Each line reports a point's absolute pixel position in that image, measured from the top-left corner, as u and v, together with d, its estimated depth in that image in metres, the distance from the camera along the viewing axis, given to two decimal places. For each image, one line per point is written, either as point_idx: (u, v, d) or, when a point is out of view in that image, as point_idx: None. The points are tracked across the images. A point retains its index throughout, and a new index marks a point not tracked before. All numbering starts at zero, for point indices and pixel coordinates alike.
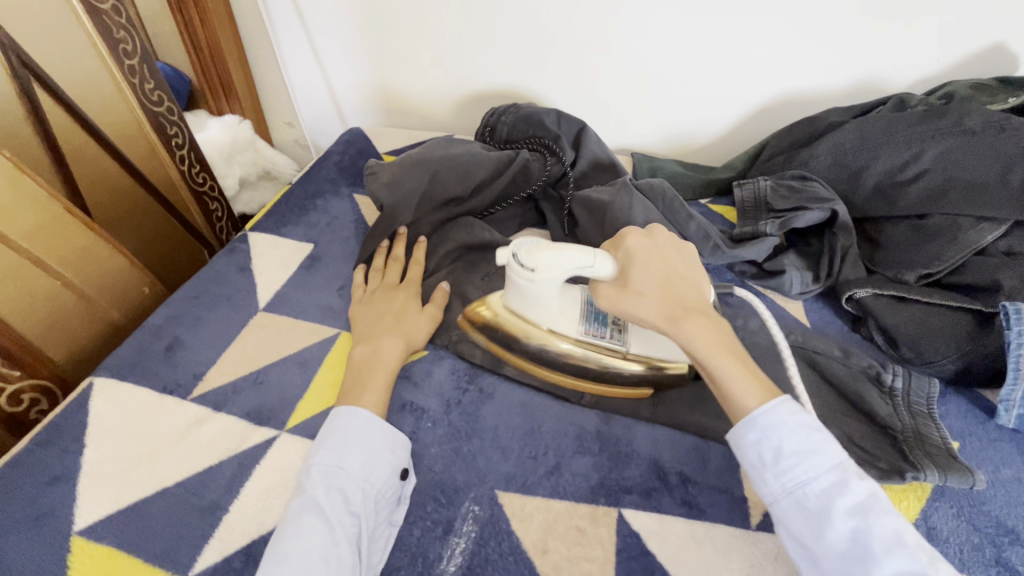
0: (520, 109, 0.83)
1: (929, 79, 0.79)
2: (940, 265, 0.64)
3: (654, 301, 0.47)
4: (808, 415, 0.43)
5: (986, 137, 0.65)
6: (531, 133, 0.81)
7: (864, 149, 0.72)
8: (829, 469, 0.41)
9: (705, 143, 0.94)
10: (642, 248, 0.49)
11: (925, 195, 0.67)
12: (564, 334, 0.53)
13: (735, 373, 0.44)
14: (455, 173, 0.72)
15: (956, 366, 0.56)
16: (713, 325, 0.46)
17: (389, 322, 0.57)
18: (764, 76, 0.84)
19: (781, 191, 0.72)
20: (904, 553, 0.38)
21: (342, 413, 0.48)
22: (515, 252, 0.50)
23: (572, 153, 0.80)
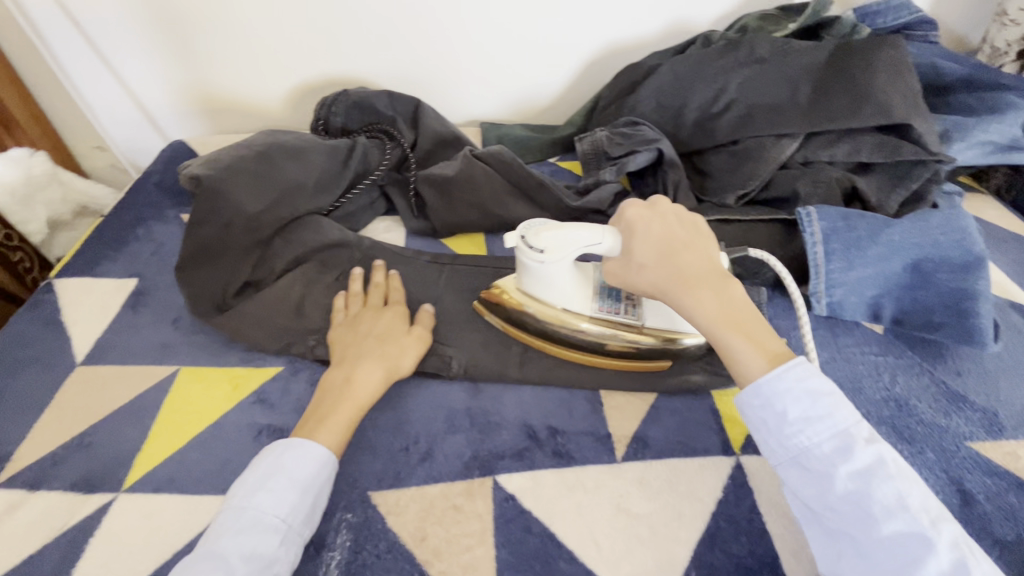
0: (350, 94, 0.79)
1: (727, 16, 0.86)
2: (751, 183, 0.69)
3: (652, 272, 0.45)
4: (812, 373, 0.40)
5: (775, 62, 0.73)
6: (367, 119, 0.78)
7: (680, 89, 0.77)
8: (832, 434, 0.38)
9: (547, 105, 0.96)
10: (641, 217, 0.47)
11: (739, 121, 0.73)
12: (579, 312, 0.51)
13: (742, 344, 0.42)
14: (287, 163, 0.64)
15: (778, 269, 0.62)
16: (721, 296, 0.44)
17: (363, 346, 0.52)
18: (586, 30, 0.87)
19: (616, 139, 0.77)
20: (906, 518, 0.36)
21: (280, 448, 0.43)
22: (523, 235, 0.49)
23: (411, 133, 0.78)
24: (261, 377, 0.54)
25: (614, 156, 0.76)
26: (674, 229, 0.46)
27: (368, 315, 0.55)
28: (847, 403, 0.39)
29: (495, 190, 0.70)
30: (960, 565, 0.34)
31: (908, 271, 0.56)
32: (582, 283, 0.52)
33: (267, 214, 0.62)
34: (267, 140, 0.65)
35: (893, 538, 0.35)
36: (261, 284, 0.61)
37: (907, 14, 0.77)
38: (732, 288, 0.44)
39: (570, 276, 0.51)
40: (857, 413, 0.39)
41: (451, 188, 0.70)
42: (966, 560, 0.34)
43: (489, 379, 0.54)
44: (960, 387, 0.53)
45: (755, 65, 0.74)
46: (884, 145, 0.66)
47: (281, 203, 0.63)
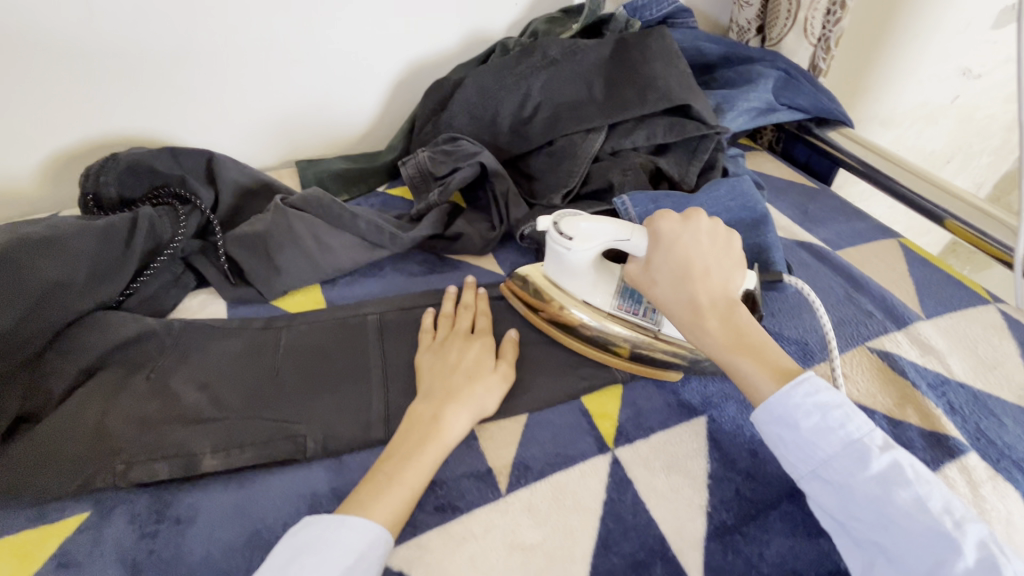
0: (118, 157, 0.66)
1: (518, 21, 0.90)
2: (573, 180, 0.72)
3: (665, 290, 0.48)
4: (821, 387, 0.41)
5: (566, 62, 0.77)
6: (149, 184, 0.67)
7: (488, 99, 0.78)
8: (845, 445, 0.40)
9: (365, 130, 0.91)
10: (672, 232, 0.48)
11: (549, 122, 0.76)
12: (598, 307, 0.55)
13: (749, 367, 0.43)
14: (44, 259, 0.52)
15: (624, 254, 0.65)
16: (729, 318, 0.45)
17: (434, 381, 0.51)
18: (385, 51, 0.84)
19: (438, 158, 0.75)
20: (927, 520, 0.37)
21: (351, 525, 0.39)
22: (557, 220, 0.53)
23: (209, 189, 0.69)
24: (62, 534, 0.44)
25: (441, 176, 0.74)
26: (701, 246, 0.48)
27: (458, 340, 0.55)
28: (859, 413, 0.41)
29: (321, 239, 0.64)
30: (987, 563, 0.35)
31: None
32: (610, 277, 0.55)
33: (24, 326, 0.50)
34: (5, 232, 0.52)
35: (921, 536, 0.36)
36: (40, 416, 0.50)
37: (667, 5, 0.85)
38: (740, 313, 0.45)
39: (593, 266, 0.54)
40: (869, 421, 0.40)
41: (269, 246, 0.63)
42: (994, 558, 0.35)
43: (351, 448, 0.49)
44: (776, 326, 0.60)
45: (551, 66, 0.77)
46: (674, 125, 0.73)
47: (47, 306, 0.51)
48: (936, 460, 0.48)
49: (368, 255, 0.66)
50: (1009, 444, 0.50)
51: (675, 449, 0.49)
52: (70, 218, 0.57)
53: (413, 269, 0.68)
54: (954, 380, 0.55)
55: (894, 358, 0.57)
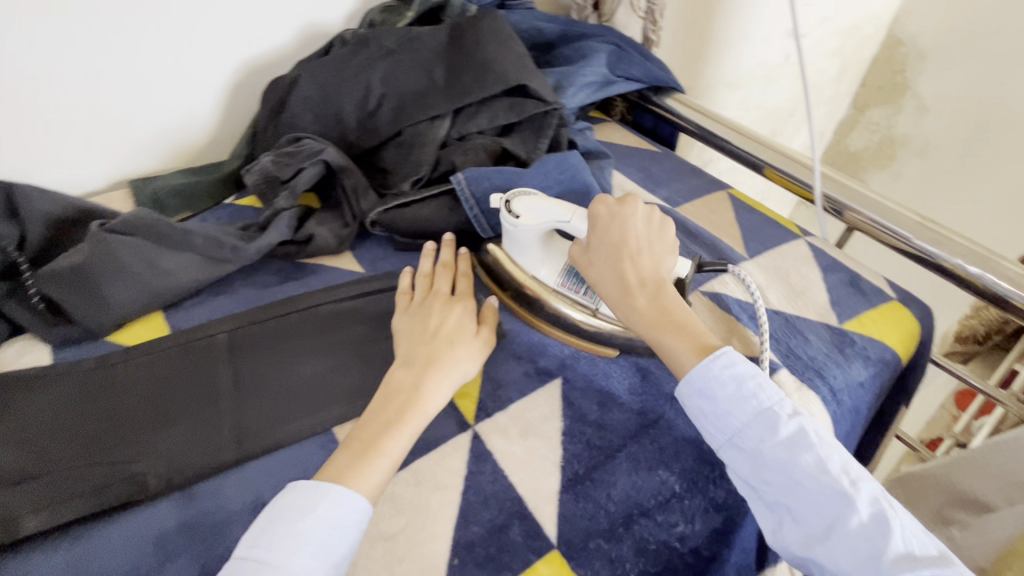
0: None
1: (355, 13, 0.88)
2: (422, 168, 0.71)
3: (600, 270, 0.53)
4: (738, 360, 0.46)
5: (404, 52, 0.78)
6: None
7: (328, 96, 0.77)
8: (759, 413, 0.45)
9: (208, 139, 0.86)
10: (605, 212, 0.54)
11: (393, 114, 0.75)
12: (546, 283, 0.59)
13: (674, 344, 0.48)
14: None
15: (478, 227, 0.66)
16: (656, 298, 0.50)
17: (420, 348, 0.53)
18: (212, 53, 0.79)
19: (281, 160, 0.72)
20: (829, 480, 0.42)
21: (330, 495, 0.41)
22: (506, 197, 0.58)
23: (12, 226, 0.62)
24: None
25: (286, 178, 0.71)
26: (639, 231, 0.53)
27: (438, 303, 0.57)
28: (769, 383, 0.46)
29: (152, 263, 0.60)
30: (878, 518, 0.40)
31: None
32: (553, 259, 0.59)
33: None
34: None
35: (822, 495, 0.42)
36: None
37: None
38: (670, 295, 0.51)
39: (539, 244, 0.59)
40: (779, 394, 0.46)
41: (89, 278, 0.57)
42: (884, 511, 0.41)
43: (198, 477, 0.47)
44: None
45: (389, 57, 0.77)
46: (514, 106, 0.75)
47: None
48: None
49: (210, 272, 0.62)
50: (812, 357, 0.58)
51: (530, 414, 0.52)
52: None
53: (266, 279, 0.65)
54: (771, 310, 0.62)
55: (722, 298, 0.63)
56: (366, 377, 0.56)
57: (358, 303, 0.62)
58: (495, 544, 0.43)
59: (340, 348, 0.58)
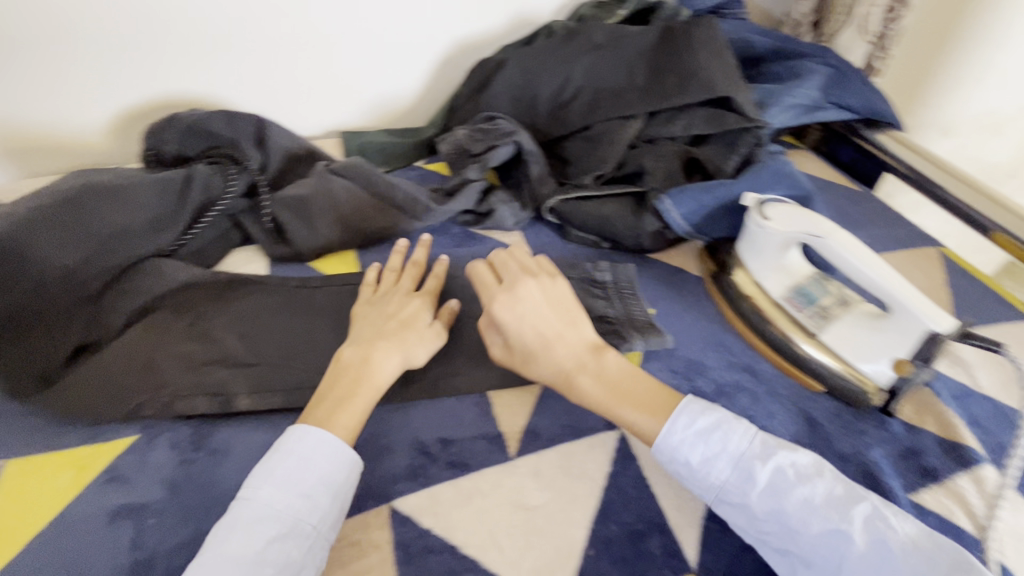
0: (179, 119, 0.71)
1: (566, 6, 0.90)
2: (607, 165, 0.71)
3: (542, 367, 0.50)
4: (698, 415, 0.45)
5: (611, 49, 0.78)
6: (205, 146, 0.71)
7: (529, 81, 0.79)
8: (732, 462, 0.43)
9: (409, 107, 0.94)
10: (503, 297, 0.51)
11: (586, 108, 0.76)
12: (770, 290, 0.58)
13: (631, 413, 0.47)
14: (110, 200, 0.57)
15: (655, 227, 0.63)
16: (599, 373, 0.49)
17: (367, 327, 0.52)
18: (432, 28, 0.86)
19: (475, 136, 0.77)
20: (822, 516, 0.40)
21: (303, 432, 0.44)
22: (762, 199, 0.58)
23: (259, 153, 0.71)
24: (110, 454, 0.48)
25: (476, 153, 0.75)
26: (541, 313, 0.51)
27: (398, 294, 0.56)
28: (735, 432, 0.44)
29: (359, 206, 0.67)
30: (876, 543, 0.39)
31: (733, 215, 0.63)
32: (788, 271, 0.58)
33: (84, 270, 0.54)
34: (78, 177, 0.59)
35: (824, 535, 0.40)
36: (97, 347, 0.54)
37: None
38: (609, 359, 0.50)
39: (778, 251, 0.57)
40: (749, 434, 0.44)
41: (310, 209, 0.66)
42: (884, 535, 0.39)
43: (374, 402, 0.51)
44: None
45: (596, 51, 0.78)
46: (715, 117, 0.72)
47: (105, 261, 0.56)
48: (951, 468, 0.49)
49: (400, 223, 0.68)
50: None
51: None
52: (129, 170, 0.62)
53: (444, 240, 0.70)
54: (979, 394, 0.55)
55: None
56: None
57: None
58: (632, 549, 0.43)
59: None
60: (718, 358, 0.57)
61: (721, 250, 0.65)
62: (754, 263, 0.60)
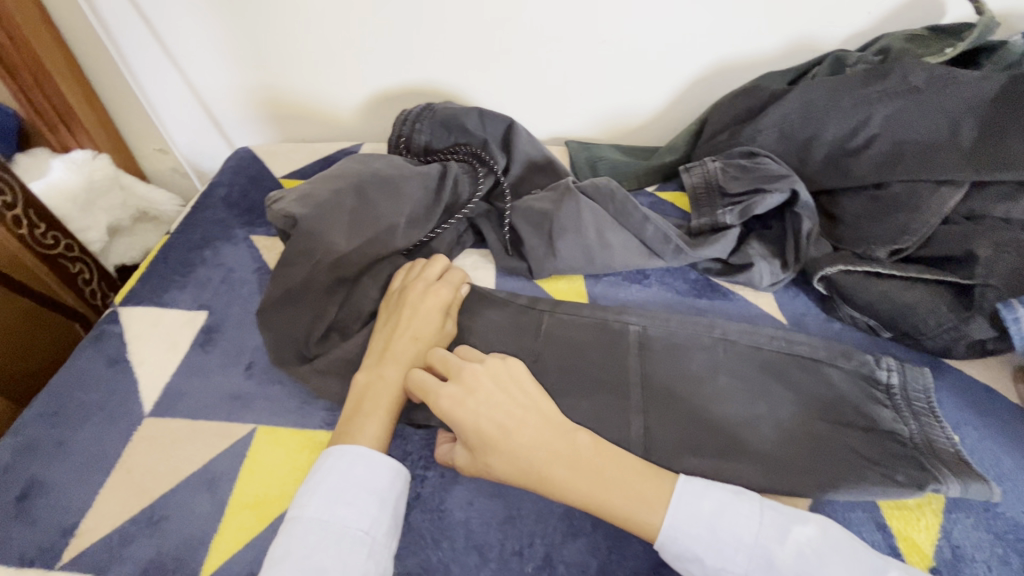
0: (434, 111, 0.71)
1: (860, 34, 0.76)
2: (908, 238, 0.58)
3: (500, 470, 0.41)
4: (695, 500, 0.40)
5: (931, 94, 0.63)
6: (454, 141, 0.70)
7: (810, 117, 0.67)
8: (749, 557, 0.38)
9: (641, 124, 0.87)
10: (470, 372, 0.45)
11: (882, 162, 0.63)
12: None
13: (621, 502, 0.40)
14: (380, 188, 0.58)
15: (984, 335, 0.50)
16: (574, 458, 0.41)
17: (404, 343, 0.49)
18: (696, 43, 0.77)
19: (731, 172, 0.68)
20: None
21: (338, 452, 0.42)
22: None
23: (503, 156, 0.70)
24: None
25: (732, 193, 0.66)
26: (497, 389, 0.44)
27: (414, 296, 0.53)
28: (740, 515, 0.39)
29: (601, 233, 0.61)
30: None
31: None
32: None
33: (355, 255, 0.56)
34: (359, 163, 0.61)
35: None
36: (345, 332, 0.54)
37: None
38: (580, 439, 0.42)
39: None
40: (756, 522, 0.39)
41: (551, 226, 0.62)
42: None
43: None
44: None
45: (909, 95, 0.64)
46: None
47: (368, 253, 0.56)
48: None
49: (642, 260, 0.62)
50: None
51: None
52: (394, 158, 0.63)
53: (682, 286, 0.63)
54: None
55: None
56: (785, 454, 0.47)
57: (788, 357, 0.54)
58: None
59: (761, 403, 0.51)
60: None
61: None
62: None
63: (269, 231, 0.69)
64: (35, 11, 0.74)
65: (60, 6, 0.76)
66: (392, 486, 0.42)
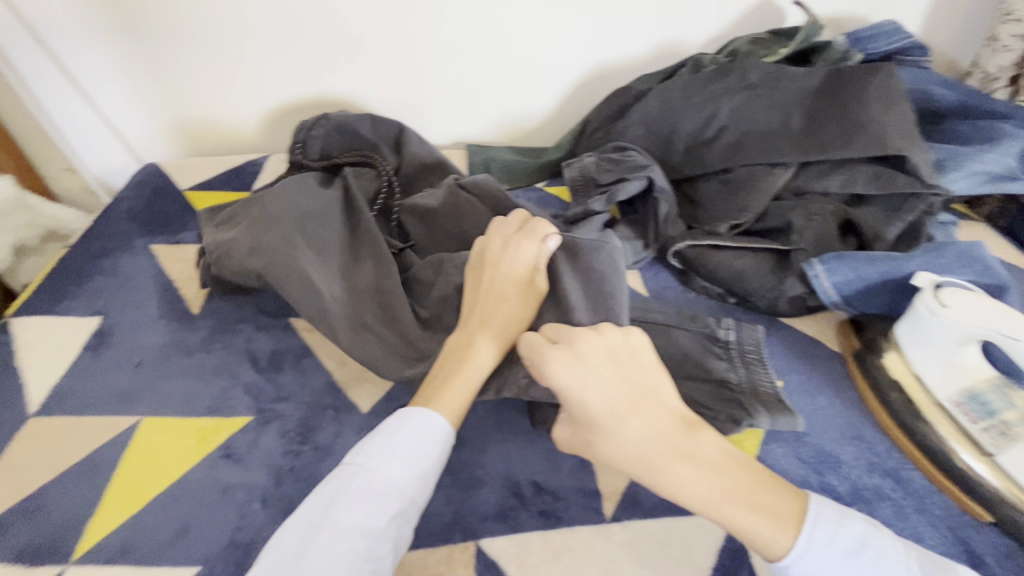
0: (328, 118, 0.75)
1: (718, 38, 0.85)
2: (744, 215, 0.66)
3: (628, 436, 0.39)
4: (835, 527, 0.38)
5: (766, 89, 0.71)
6: (349, 145, 0.75)
7: (669, 113, 0.75)
8: None
9: (535, 126, 0.94)
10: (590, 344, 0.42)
11: (730, 149, 0.71)
12: (933, 390, 0.51)
13: (746, 516, 0.37)
14: (285, 190, 0.60)
15: (796, 292, 0.58)
16: (694, 455, 0.39)
17: (494, 305, 0.49)
18: (573, 51, 0.85)
19: (603, 165, 0.74)
20: None
21: (412, 413, 0.43)
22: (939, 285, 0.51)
23: (394, 159, 0.75)
24: (228, 430, 0.51)
25: (603, 183, 0.73)
26: (632, 364, 0.42)
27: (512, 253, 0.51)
28: (889, 558, 0.37)
29: (477, 227, 0.66)
30: None
31: (895, 292, 0.55)
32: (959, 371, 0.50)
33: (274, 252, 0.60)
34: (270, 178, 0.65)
35: None
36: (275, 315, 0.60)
37: (899, 39, 0.75)
38: (705, 438, 0.40)
39: (953, 346, 0.49)
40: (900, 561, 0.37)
41: (434, 220, 0.67)
42: None
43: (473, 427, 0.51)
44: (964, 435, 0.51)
45: (747, 90, 0.72)
46: (878, 177, 0.64)
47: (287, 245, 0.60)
48: None
49: None
50: None
51: None
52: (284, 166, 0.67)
53: None
54: None
55: None
56: None
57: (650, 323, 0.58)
58: None
59: None
60: (855, 455, 0.50)
61: (869, 328, 0.58)
62: (915, 352, 0.52)
63: (169, 240, 0.71)
64: None
65: None
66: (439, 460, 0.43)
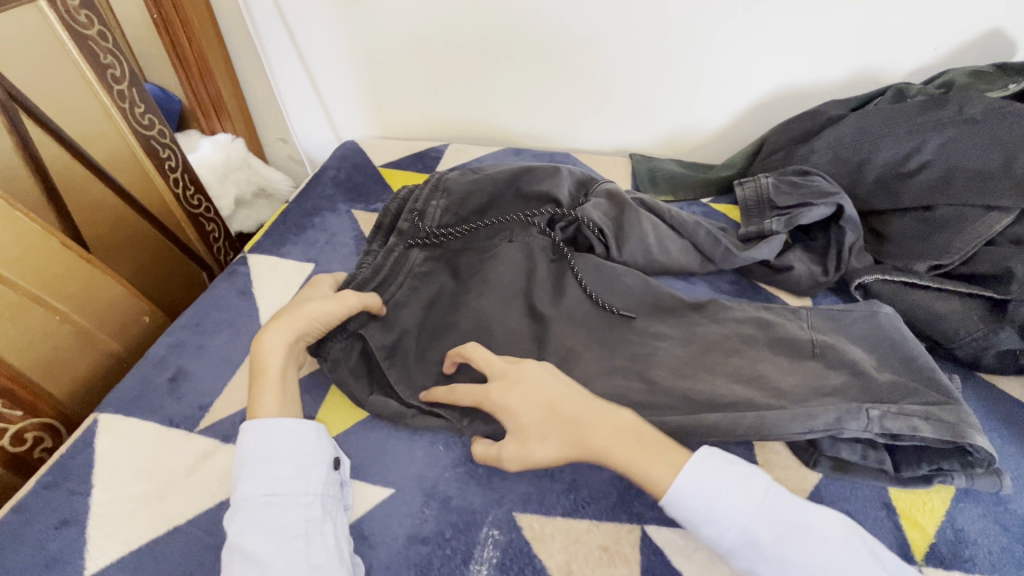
0: (445, 180, 0.71)
1: (926, 68, 0.79)
2: (950, 258, 0.62)
3: (529, 413, 0.48)
4: (710, 466, 0.44)
5: (990, 125, 0.63)
6: (465, 206, 0.69)
7: (865, 141, 0.71)
8: (768, 523, 0.42)
9: (702, 142, 0.94)
10: (502, 393, 0.50)
11: (931, 185, 0.66)
12: None
13: (634, 465, 0.45)
14: (464, 265, 0.67)
15: (1012, 345, 0.55)
16: (577, 421, 0.47)
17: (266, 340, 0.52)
18: (761, 70, 0.83)
19: (783, 187, 0.72)
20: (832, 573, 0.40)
21: (246, 437, 0.46)
22: None
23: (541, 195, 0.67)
24: None
25: (782, 206, 0.71)
26: (544, 381, 0.49)
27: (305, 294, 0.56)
28: (754, 488, 0.43)
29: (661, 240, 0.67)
30: None
31: None
32: None
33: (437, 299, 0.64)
34: (403, 235, 0.67)
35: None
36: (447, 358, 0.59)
37: None
38: (622, 417, 0.47)
39: None
40: (768, 482, 0.44)
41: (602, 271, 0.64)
42: None
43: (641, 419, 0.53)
44: None
45: (963, 125, 0.65)
46: None
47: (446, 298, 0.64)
48: None
49: (700, 265, 0.68)
50: None
51: None
52: (409, 230, 0.67)
53: (723, 285, 0.69)
54: None
55: None
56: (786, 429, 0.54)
57: (825, 345, 0.55)
58: None
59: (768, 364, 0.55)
60: None
61: None
62: None
63: (368, 207, 0.82)
64: (209, 22, 0.92)
65: (226, 20, 0.94)
66: (313, 463, 0.47)
